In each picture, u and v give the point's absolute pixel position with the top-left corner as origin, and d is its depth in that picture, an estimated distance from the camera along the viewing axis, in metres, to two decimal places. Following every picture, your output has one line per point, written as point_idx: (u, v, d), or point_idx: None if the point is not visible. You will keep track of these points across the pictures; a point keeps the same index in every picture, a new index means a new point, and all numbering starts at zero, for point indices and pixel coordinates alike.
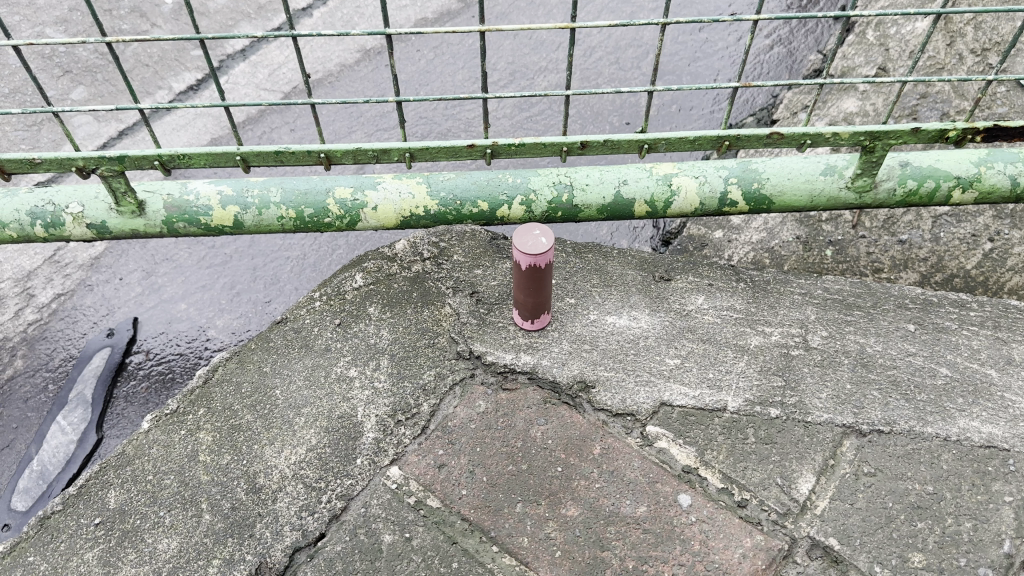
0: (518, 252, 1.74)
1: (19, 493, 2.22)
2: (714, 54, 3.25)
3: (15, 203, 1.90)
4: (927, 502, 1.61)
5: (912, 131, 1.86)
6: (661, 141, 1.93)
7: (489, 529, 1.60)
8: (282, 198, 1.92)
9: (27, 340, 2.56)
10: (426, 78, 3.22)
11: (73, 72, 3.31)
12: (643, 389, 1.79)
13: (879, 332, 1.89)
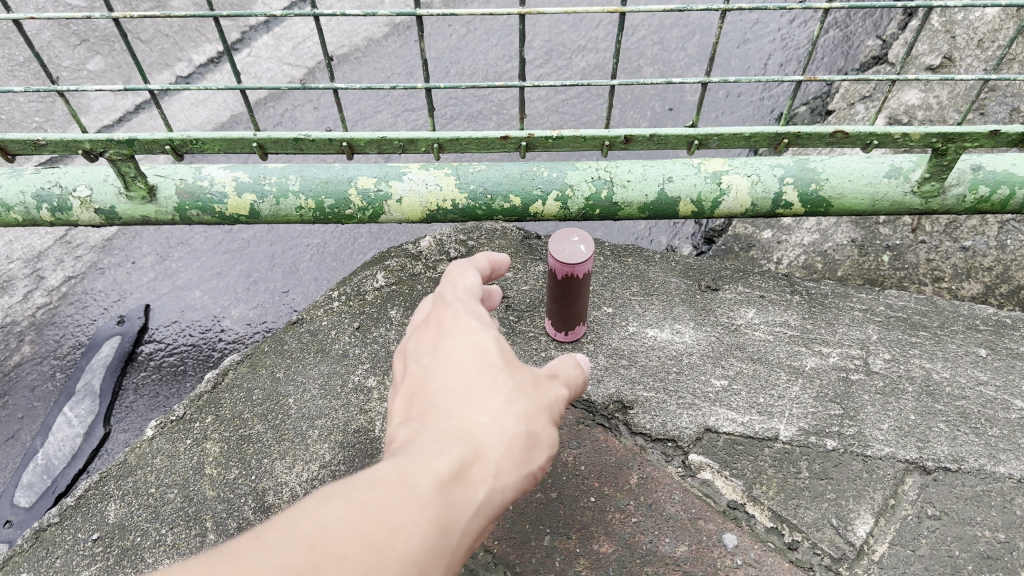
0: (551, 259, 1.60)
1: (22, 489, 2.12)
2: (765, 36, 3.06)
3: (21, 183, 1.77)
4: (999, 551, 1.45)
5: (990, 134, 1.64)
6: (713, 136, 1.75)
7: (515, 564, 1.47)
8: (302, 186, 1.77)
9: (36, 325, 2.46)
10: (457, 55, 3.06)
11: (90, 41, 3.18)
12: (686, 413, 1.66)
13: (946, 356, 1.73)
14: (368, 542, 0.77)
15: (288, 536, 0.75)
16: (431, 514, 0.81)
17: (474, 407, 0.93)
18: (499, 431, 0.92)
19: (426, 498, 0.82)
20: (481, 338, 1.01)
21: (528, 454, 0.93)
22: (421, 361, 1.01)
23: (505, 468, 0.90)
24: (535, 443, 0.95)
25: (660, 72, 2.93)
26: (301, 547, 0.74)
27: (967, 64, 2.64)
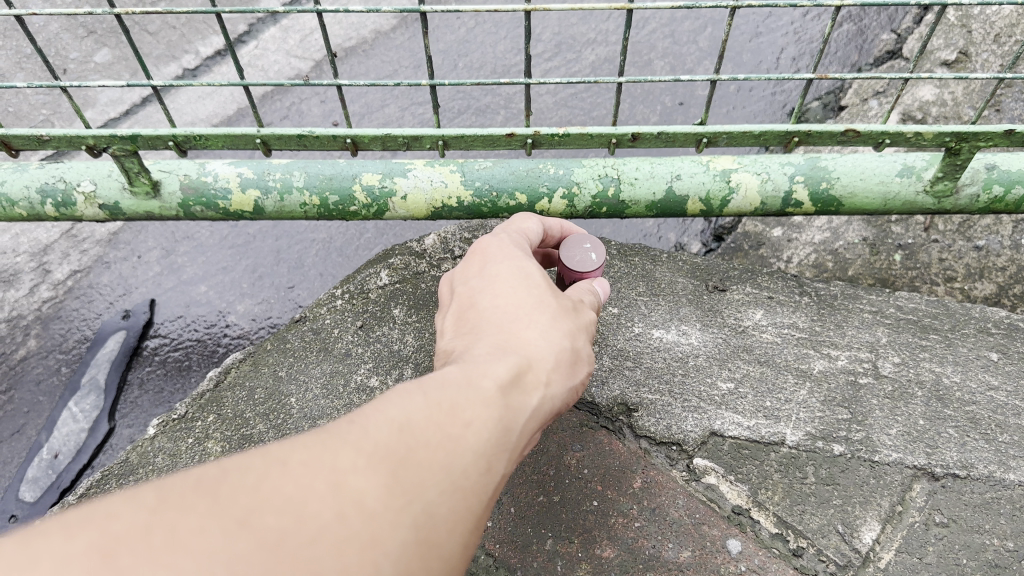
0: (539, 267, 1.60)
1: (27, 483, 2.13)
2: (778, 29, 3.02)
3: (26, 179, 1.76)
4: (1007, 560, 1.43)
5: (1004, 134, 1.60)
6: (722, 134, 1.72)
7: (516, 568, 1.46)
8: (306, 183, 1.75)
9: (42, 319, 2.46)
10: (465, 47, 3.03)
11: (97, 33, 3.17)
12: (691, 416, 1.64)
13: (957, 360, 1.71)
14: (452, 422, 0.84)
15: (381, 420, 0.79)
16: (500, 407, 0.91)
17: (524, 323, 1.08)
18: (547, 340, 1.07)
19: (496, 393, 0.91)
20: (525, 268, 1.18)
21: (568, 366, 1.08)
22: (469, 284, 1.18)
23: (552, 379, 1.03)
24: (574, 362, 1.10)
25: (671, 66, 2.90)
26: (396, 426, 0.80)
27: (983, 60, 2.60)
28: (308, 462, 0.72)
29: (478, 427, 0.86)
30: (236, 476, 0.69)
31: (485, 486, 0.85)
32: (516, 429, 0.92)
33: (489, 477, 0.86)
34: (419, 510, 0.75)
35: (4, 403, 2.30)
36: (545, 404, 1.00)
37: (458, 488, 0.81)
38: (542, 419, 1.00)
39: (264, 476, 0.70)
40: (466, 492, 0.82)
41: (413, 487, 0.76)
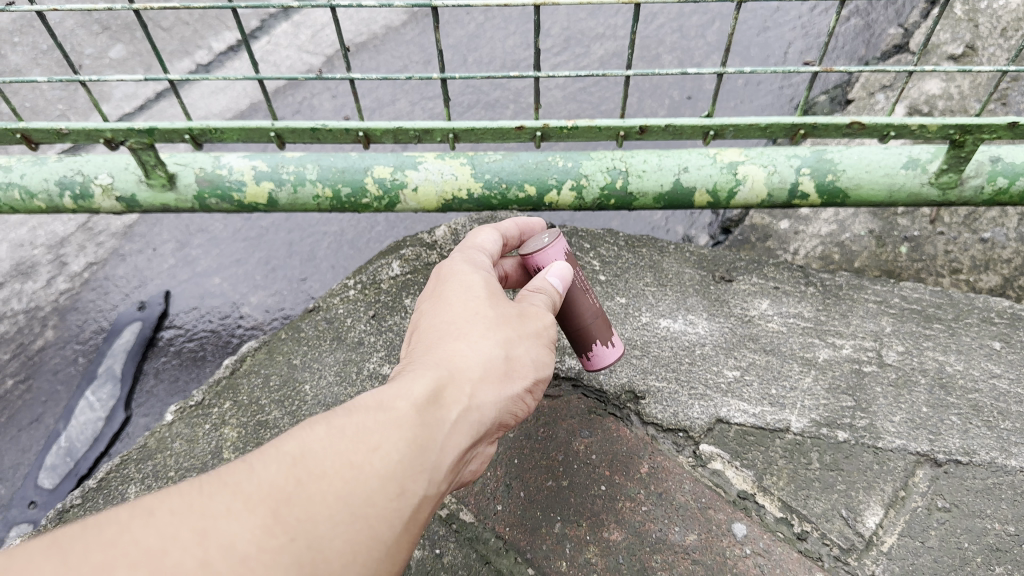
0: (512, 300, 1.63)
1: (46, 471, 2.18)
2: (786, 24, 3.04)
3: (44, 172, 1.80)
4: (1008, 544, 1.46)
5: (1008, 126, 1.62)
6: (729, 127, 1.75)
7: (525, 550, 1.50)
8: (319, 175, 1.79)
9: (59, 310, 2.51)
10: (475, 42, 3.06)
11: (112, 29, 3.21)
12: (698, 404, 1.67)
13: (961, 349, 1.73)
14: (356, 451, 0.95)
15: (272, 460, 0.90)
16: (413, 429, 1.00)
17: (457, 338, 1.17)
18: (477, 352, 1.16)
19: (408, 416, 1.01)
20: (471, 283, 1.27)
21: (504, 375, 1.17)
22: (417, 303, 1.29)
23: (478, 392, 1.11)
24: (510, 369, 1.17)
25: (679, 60, 2.92)
26: (288, 465, 0.90)
27: (990, 53, 2.61)
28: (188, 511, 0.84)
29: (383, 453, 0.96)
30: (110, 529, 0.82)
31: (395, 510, 0.95)
32: (434, 446, 1.01)
33: (400, 498, 0.95)
34: (302, 546, 0.86)
35: (23, 393, 2.35)
36: (471, 417, 1.09)
37: (357, 518, 0.91)
38: (472, 431, 1.09)
39: (127, 530, 0.82)
40: (366, 518, 0.92)
41: (297, 523, 0.87)
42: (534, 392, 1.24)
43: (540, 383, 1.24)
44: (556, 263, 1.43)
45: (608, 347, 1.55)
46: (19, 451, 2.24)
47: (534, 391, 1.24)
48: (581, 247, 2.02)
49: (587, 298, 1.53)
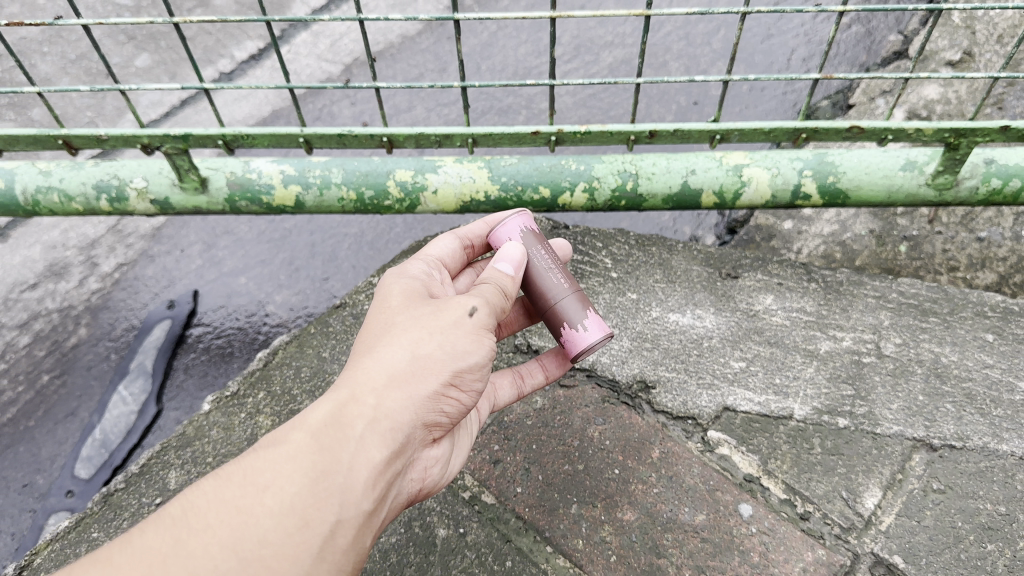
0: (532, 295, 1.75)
1: (82, 461, 2.28)
2: (790, 31, 3.13)
3: (82, 176, 1.91)
4: (999, 523, 1.55)
5: (1001, 129, 1.71)
6: (734, 131, 1.84)
7: (544, 529, 1.59)
8: (344, 178, 1.89)
9: (91, 309, 2.62)
10: (488, 51, 3.16)
11: (137, 39, 3.33)
12: (706, 393, 1.76)
13: (956, 341, 1.82)
14: (246, 496, 1.09)
15: (163, 521, 1.08)
16: (305, 462, 1.12)
17: (371, 351, 1.26)
18: (387, 360, 1.24)
19: (300, 450, 1.13)
20: (394, 294, 1.36)
21: (418, 374, 1.23)
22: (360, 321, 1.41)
23: (385, 405, 1.20)
24: (425, 372, 1.24)
25: (685, 66, 3.02)
26: (176, 523, 1.08)
27: (987, 60, 2.71)
28: None
29: (278, 486, 1.10)
30: None
31: (291, 540, 1.07)
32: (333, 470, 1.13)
33: (299, 531, 1.08)
34: None
35: (59, 388, 2.45)
36: (380, 431, 1.19)
37: (248, 557, 1.05)
38: (386, 442, 1.18)
39: None
40: (263, 557, 1.06)
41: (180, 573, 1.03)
42: (473, 380, 1.30)
43: (476, 368, 1.29)
44: (503, 250, 1.46)
45: (577, 330, 1.48)
46: (56, 443, 2.34)
47: (472, 378, 1.29)
48: (594, 246, 2.11)
49: (550, 278, 1.50)
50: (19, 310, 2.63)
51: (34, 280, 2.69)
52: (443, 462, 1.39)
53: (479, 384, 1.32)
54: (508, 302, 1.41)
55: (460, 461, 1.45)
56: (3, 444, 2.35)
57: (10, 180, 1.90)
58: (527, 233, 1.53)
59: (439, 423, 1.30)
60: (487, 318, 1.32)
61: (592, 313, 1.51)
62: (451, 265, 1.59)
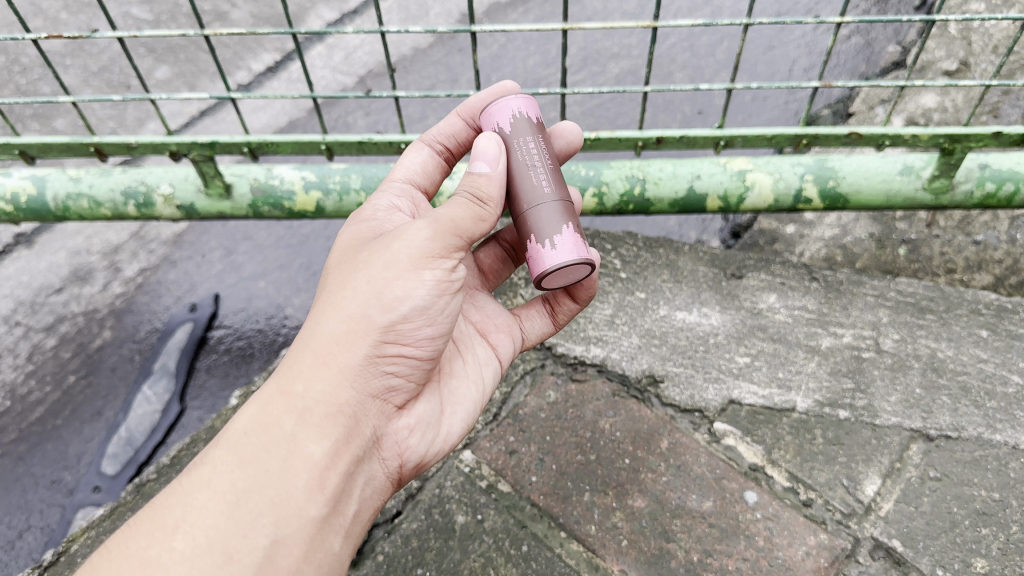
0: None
1: (108, 459, 2.35)
2: (791, 42, 3.22)
3: (110, 183, 1.99)
4: (993, 508, 1.62)
5: (994, 135, 1.79)
6: (738, 138, 1.93)
7: (558, 515, 1.67)
8: (362, 184, 1.98)
9: (115, 312, 2.70)
10: (498, 62, 3.25)
11: (157, 51, 3.42)
12: (712, 387, 1.84)
13: (951, 337, 1.90)
14: (177, 524, 1.18)
15: (104, 562, 1.18)
16: (231, 481, 1.20)
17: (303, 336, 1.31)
18: (313, 345, 1.28)
19: (228, 468, 1.21)
20: (332, 265, 1.40)
21: (344, 352, 1.27)
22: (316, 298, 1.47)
23: (310, 392, 1.26)
24: (347, 341, 1.28)
25: (690, 77, 3.10)
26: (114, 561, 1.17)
27: (983, 69, 2.79)
28: None
29: (201, 515, 1.18)
30: None
31: (225, 564, 1.16)
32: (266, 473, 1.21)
33: (233, 554, 1.16)
34: None
35: (85, 387, 2.53)
36: (307, 419, 1.25)
37: None
38: (317, 428, 1.25)
39: None
40: None
41: None
42: (415, 328, 1.31)
43: (414, 310, 1.29)
44: (477, 146, 1.38)
45: (543, 246, 1.38)
46: (82, 441, 2.41)
47: (414, 325, 1.30)
48: (604, 247, 2.19)
49: (533, 179, 1.40)
50: (46, 314, 2.71)
51: (60, 285, 2.78)
52: (425, 427, 1.43)
53: (432, 331, 1.33)
54: (489, 208, 1.34)
55: (460, 424, 1.49)
56: (32, 442, 2.43)
57: (41, 187, 1.99)
58: (520, 121, 1.43)
59: (390, 388, 1.34)
60: (432, 238, 1.27)
61: (569, 229, 1.39)
62: (432, 176, 1.62)
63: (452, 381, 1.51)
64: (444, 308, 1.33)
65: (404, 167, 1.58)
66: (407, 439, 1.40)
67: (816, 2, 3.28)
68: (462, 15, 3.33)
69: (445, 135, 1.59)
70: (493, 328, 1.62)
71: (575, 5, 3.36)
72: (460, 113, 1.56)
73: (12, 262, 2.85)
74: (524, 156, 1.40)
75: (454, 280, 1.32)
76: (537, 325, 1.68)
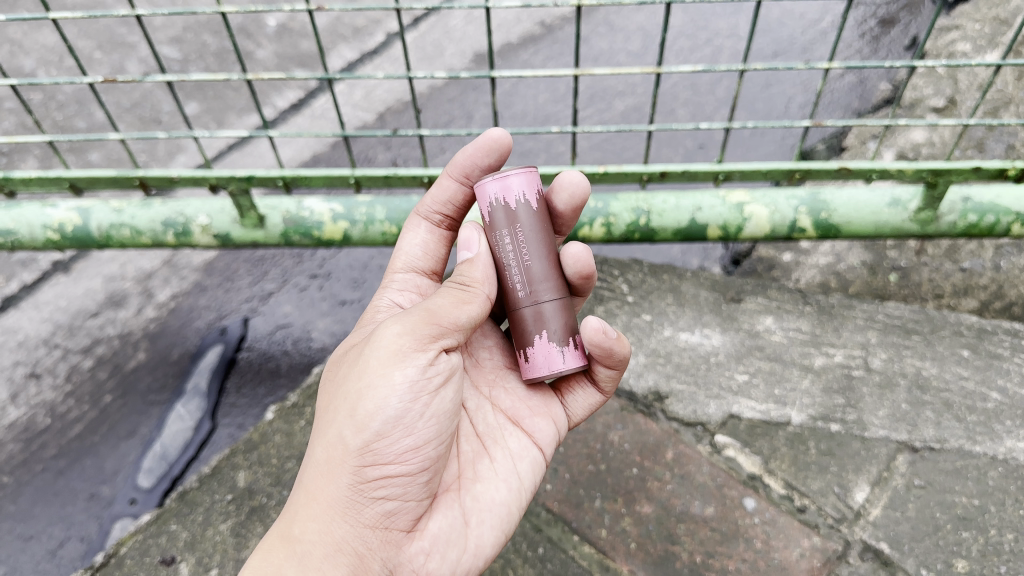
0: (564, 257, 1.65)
1: (144, 472, 2.48)
2: (788, 80, 3.40)
3: (151, 214, 2.06)
4: (973, 513, 1.77)
5: (974, 170, 1.90)
6: (736, 172, 2.08)
7: (572, 521, 1.81)
8: (387, 215, 2.08)
9: (149, 335, 2.84)
10: (510, 99, 3.42)
11: (186, 88, 3.59)
12: (713, 402, 1.99)
13: (936, 356, 2.05)
14: None
15: None
16: None
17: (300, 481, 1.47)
18: (303, 486, 1.45)
19: None
20: (322, 402, 1.56)
21: (329, 487, 1.42)
22: None
23: (307, 534, 1.41)
24: (330, 471, 1.43)
25: (692, 113, 3.28)
26: None
27: (968, 106, 2.96)
28: None
29: None
30: None
31: None
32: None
33: None
34: None
35: (121, 406, 2.65)
36: (304, 560, 1.38)
37: None
38: (316, 569, 1.38)
39: None
40: None
41: None
42: (395, 444, 1.43)
43: (387, 424, 1.42)
44: (463, 236, 1.56)
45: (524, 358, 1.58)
46: (119, 457, 2.52)
47: (392, 437, 1.43)
48: (612, 273, 2.35)
49: (511, 281, 1.55)
50: (83, 336, 2.85)
51: (96, 309, 2.93)
52: (445, 546, 1.50)
53: (416, 444, 1.45)
54: (473, 289, 1.52)
55: (490, 534, 1.54)
56: (71, 457, 2.53)
57: (86, 217, 2.05)
58: (499, 211, 1.52)
59: (386, 512, 1.45)
60: (396, 341, 1.44)
61: (542, 339, 1.55)
62: (435, 251, 1.86)
63: (476, 486, 1.58)
64: (426, 423, 1.45)
65: (406, 252, 1.84)
66: (425, 563, 1.47)
67: (811, 43, 3.46)
68: (476, 54, 3.51)
69: (437, 205, 1.80)
70: (527, 413, 1.70)
71: (583, 45, 3.54)
72: (449, 177, 1.75)
73: (51, 288, 3.01)
74: (504, 254, 1.54)
75: (430, 378, 1.45)
76: (581, 399, 1.76)
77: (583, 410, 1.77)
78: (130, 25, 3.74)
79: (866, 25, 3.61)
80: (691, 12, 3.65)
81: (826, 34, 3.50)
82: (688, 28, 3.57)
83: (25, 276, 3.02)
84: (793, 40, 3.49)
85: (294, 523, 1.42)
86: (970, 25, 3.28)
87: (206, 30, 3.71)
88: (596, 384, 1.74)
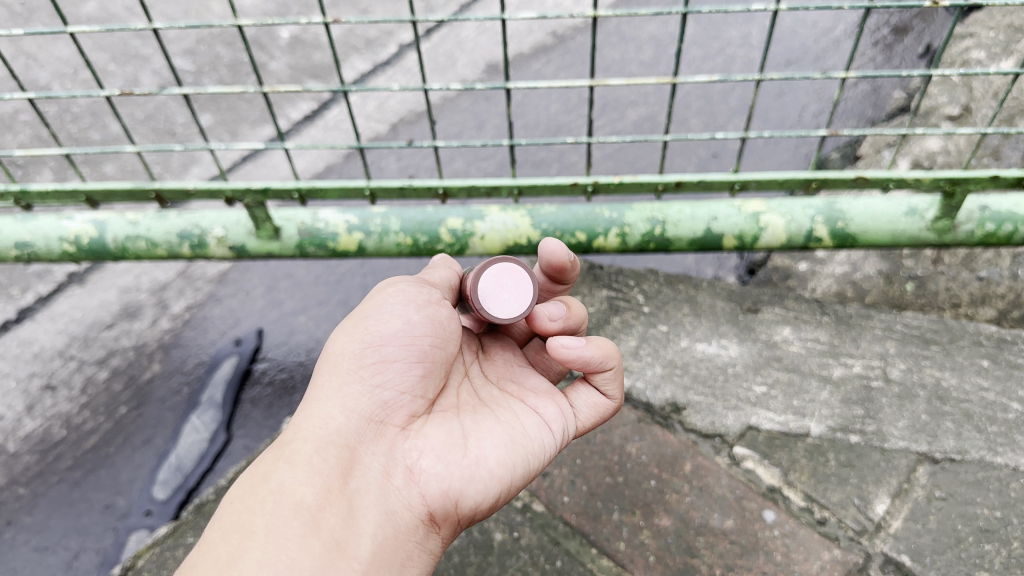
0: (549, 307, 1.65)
1: (159, 484, 2.48)
2: (800, 88, 3.39)
3: (166, 226, 2.05)
4: (995, 526, 1.77)
5: (993, 178, 1.88)
6: (752, 182, 2.05)
7: (590, 533, 1.80)
8: (401, 226, 2.05)
9: (164, 346, 2.85)
10: (522, 109, 3.43)
11: (200, 100, 3.61)
12: (732, 413, 1.98)
13: (955, 366, 2.04)
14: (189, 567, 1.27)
15: None
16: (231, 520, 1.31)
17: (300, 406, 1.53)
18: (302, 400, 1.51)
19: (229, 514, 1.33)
20: None
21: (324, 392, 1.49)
22: None
23: (297, 434, 1.43)
24: (329, 372, 1.50)
25: (705, 123, 3.27)
26: None
27: (984, 114, 2.95)
28: None
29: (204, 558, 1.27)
30: None
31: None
32: (252, 523, 1.28)
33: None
34: None
35: (136, 418, 2.65)
36: (293, 457, 1.38)
37: None
38: (303, 460, 1.38)
39: None
40: None
41: None
42: (390, 335, 1.51)
43: (381, 321, 1.53)
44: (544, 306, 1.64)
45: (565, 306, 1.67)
46: (134, 468, 2.52)
47: (386, 331, 1.51)
48: (627, 284, 2.33)
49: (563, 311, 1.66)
50: (98, 348, 2.85)
51: (111, 321, 2.93)
52: (442, 451, 1.47)
53: (411, 339, 1.52)
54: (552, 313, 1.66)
55: (491, 446, 1.50)
56: (87, 469, 2.53)
57: (102, 229, 2.05)
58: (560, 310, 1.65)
59: (381, 404, 1.47)
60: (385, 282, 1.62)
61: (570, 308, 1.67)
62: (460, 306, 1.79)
63: (477, 416, 1.57)
64: (418, 324, 1.53)
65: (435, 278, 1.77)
66: (419, 460, 1.45)
67: (824, 52, 3.46)
68: (488, 65, 3.52)
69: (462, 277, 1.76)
70: (532, 393, 1.67)
71: (595, 55, 3.54)
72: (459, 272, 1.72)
73: (66, 299, 3.01)
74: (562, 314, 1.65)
75: (418, 295, 1.58)
76: (585, 399, 1.67)
77: (593, 415, 1.67)
78: (143, 37, 3.75)
79: (879, 33, 3.60)
80: (703, 22, 3.65)
81: (839, 43, 3.50)
82: (700, 37, 3.56)
83: (41, 288, 3.03)
84: (806, 49, 3.49)
85: (289, 430, 1.45)
86: (985, 33, 3.27)
87: (218, 42, 3.72)
88: (600, 385, 1.65)
